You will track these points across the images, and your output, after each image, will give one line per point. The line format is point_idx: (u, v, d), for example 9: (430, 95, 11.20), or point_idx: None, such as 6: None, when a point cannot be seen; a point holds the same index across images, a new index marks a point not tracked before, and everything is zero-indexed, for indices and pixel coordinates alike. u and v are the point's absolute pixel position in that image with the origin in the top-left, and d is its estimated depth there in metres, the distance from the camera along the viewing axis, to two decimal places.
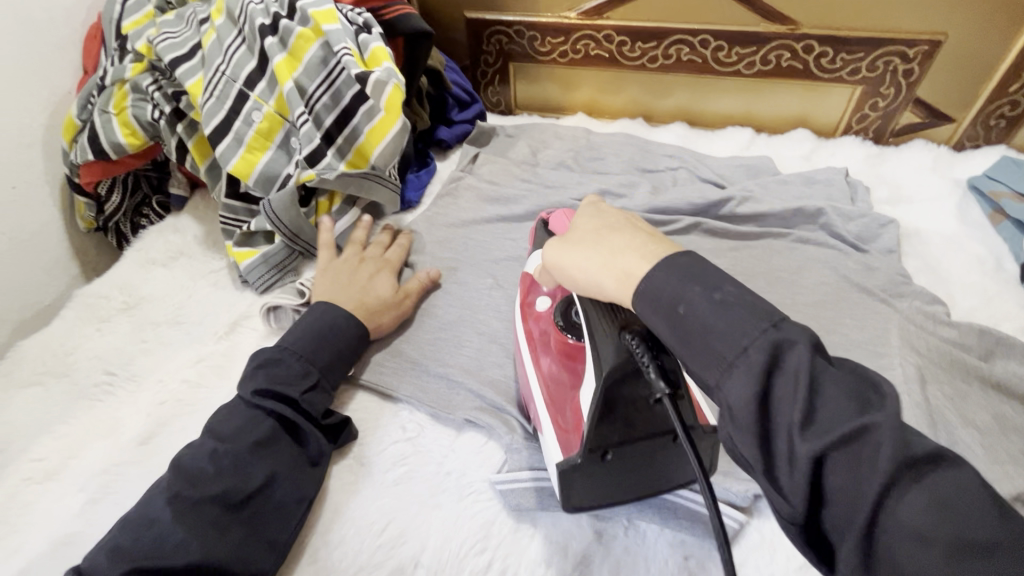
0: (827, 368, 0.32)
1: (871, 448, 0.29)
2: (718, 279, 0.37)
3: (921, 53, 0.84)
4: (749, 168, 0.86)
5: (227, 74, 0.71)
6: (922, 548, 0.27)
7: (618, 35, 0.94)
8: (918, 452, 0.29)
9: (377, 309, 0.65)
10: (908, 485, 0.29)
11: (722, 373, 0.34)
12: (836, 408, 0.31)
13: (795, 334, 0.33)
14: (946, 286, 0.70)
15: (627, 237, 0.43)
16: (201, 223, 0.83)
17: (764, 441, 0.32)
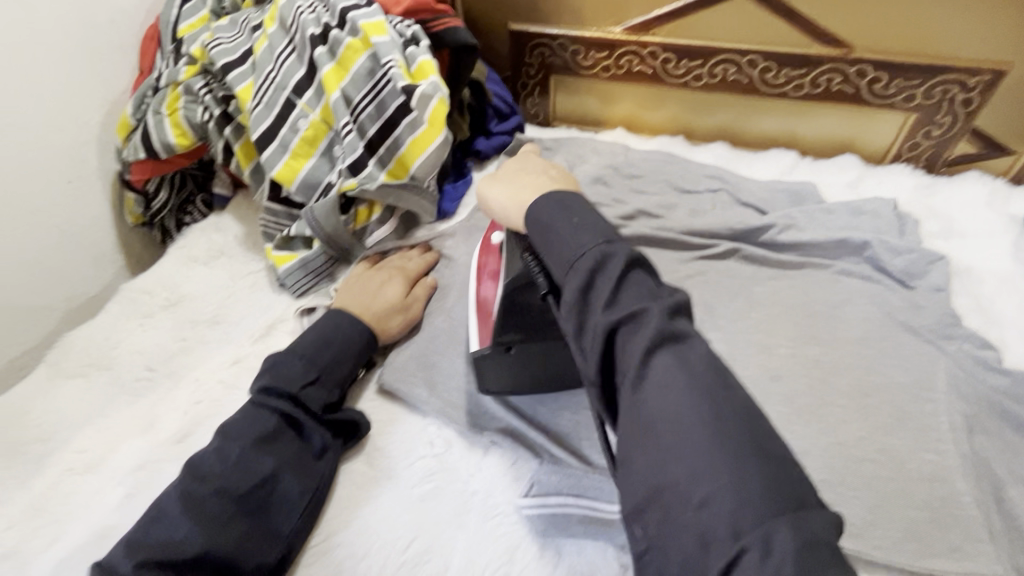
0: (637, 275, 0.43)
1: (645, 324, 0.40)
2: (582, 208, 0.48)
3: (983, 83, 0.81)
4: (793, 193, 0.84)
5: (276, 82, 0.73)
6: (666, 393, 0.38)
7: (663, 52, 0.92)
8: (678, 332, 0.40)
9: (386, 314, 0.67)
10: (669, 354, 0.39)
11: (564, 261, 0.45)
12: (631, 293, 0.42)
13: (618, 248, 0.44)
14: (999, 330, 0.67)
15: (539, 178, 0.56)
16: (242, 223, 0.85)
17: (580, 321, 0.42)
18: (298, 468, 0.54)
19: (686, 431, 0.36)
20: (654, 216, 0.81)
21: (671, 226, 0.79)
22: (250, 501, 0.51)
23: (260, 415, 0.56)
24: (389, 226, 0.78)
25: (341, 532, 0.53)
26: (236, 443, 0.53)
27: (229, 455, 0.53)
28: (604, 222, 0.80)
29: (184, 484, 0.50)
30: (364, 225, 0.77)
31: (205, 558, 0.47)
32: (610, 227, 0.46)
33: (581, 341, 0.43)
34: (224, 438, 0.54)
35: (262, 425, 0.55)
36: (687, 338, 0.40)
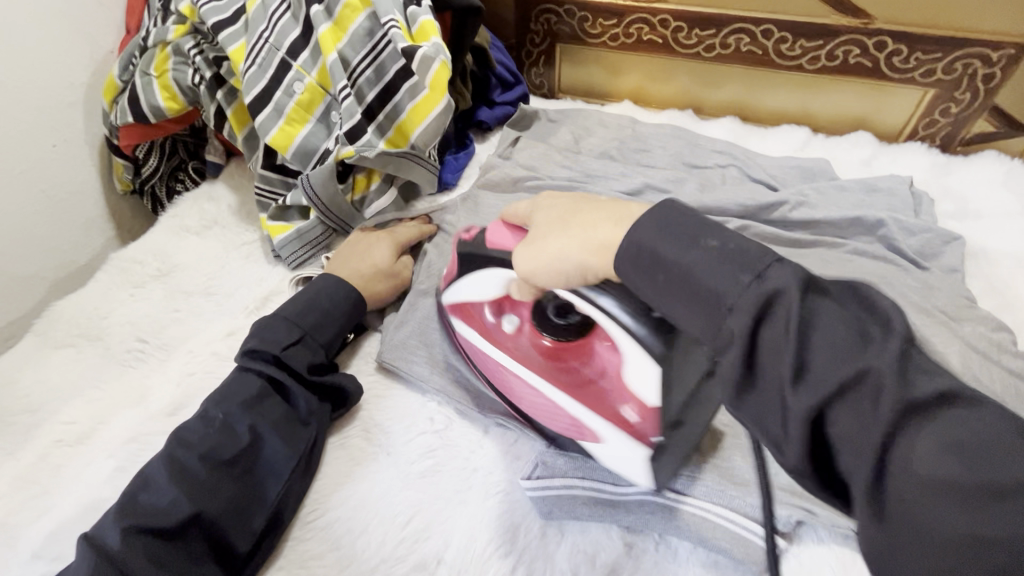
0: (822, 304, 0.31)
1: (871, 392, 0.28)
2: (700, 229, 0.36)
3: (1005, 58, 0.78)
4: (805, 170, 0.81)
5: (270, 42, 0.69)
6: (938, 491, 0.26)
7: (674, 20, 0.89)
8: (925, 390, 0.28)
9: (377, 277, 0.67)
10: (919, 427, 0.27)
11: (714, 332, 0.34)
12: (832, 354, 0.29)
13: (779, 286, 0.32)
14: (1014, 313, 0.65)
15: (603, 210, 0.44)
16: (236, 192, 0.82)
17: (751, 368, 0.32)
18: (282, 433, 0.52)
19: (995, 524, 0.24)
20: (662, 191, 0.79)
21: (680, 201, 0.76)
22: (238, 466, 0.50)
23: (245, 377, 0.55)
24: (388, 196, 0.75)
25: (339, 508, 0.52)
26: (225, 408, 0.52)
27: (217, 422, 0.51)
28: (610, 196, 0.77)
29: (170, 452, 0.49)
30: (362, 195, 0.75)
31: (198, 519, 0.47)
32: (741, 241, 0.35)
33: (770, 431, 0.31)
34: (209, 405, 0.53)
35: (249, 392, 0.54)
36: (925, 388, 0.28)
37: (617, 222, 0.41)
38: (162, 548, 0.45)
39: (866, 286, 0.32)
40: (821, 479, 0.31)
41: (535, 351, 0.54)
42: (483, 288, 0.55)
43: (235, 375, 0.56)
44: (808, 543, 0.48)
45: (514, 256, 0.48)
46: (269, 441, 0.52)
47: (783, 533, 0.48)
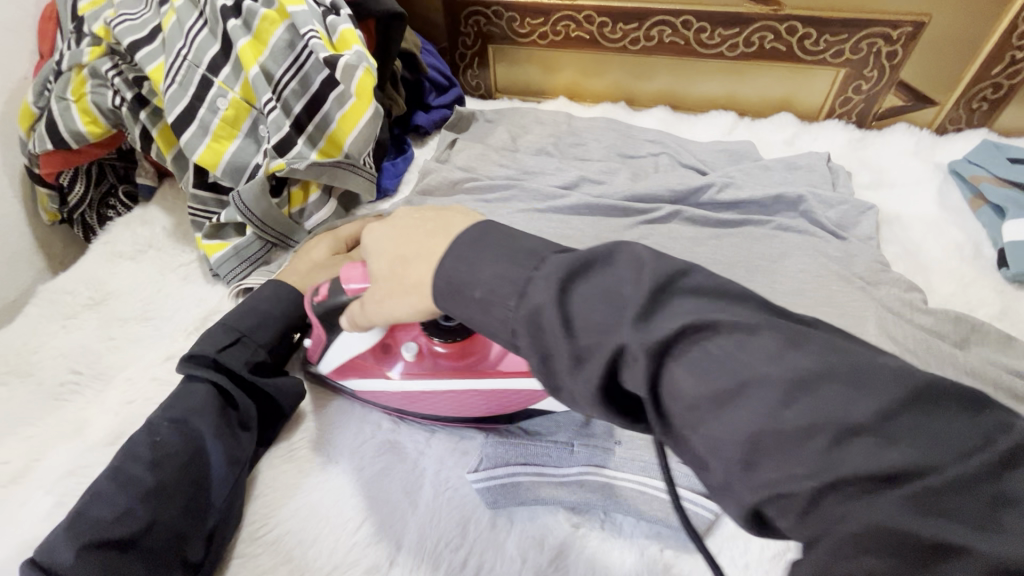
0: (580, 286, 0.33)
1: (631, 356, 0.31)
2: (510, 238, 0.37)
3: (905, 35, 0.82)
4: (732, 153, 0.84)
5: (189, 59, 0.68)
6: (704, 408, 0.29)
7: (599, 16, 0.91)
8: (666, 330, 0.30)
9: (313, 271, 0.66)
10: (671, 361, 0.30)
11: (513, 342, 0.36)
12: (590, 322, 0.32)
13: (540, 298, 0.33)
14: (925, 273, 0.69)
15: (427, 246, 0.41)
16: (170, 214, 0.81)
17: (545, 361, 0.34)
18: (222, 437, 0.52)
19: (733, 421, 0.28)
20: (596, 182, 0.81)
21: (614, 191, 0.79)
22: (191, 473, 0.49)
23: (190, 385, 0.55)
24: (328, 207, 0.76)
25: (290, 520, 0.52)
26: (168, 415, 0.52)
27: (157, 430, 0.51)
28: (547, 190, 0.79)
29: (113, 468, 0.48)
30: (300, 208, 0.74)
31: (153, 530, 0.46)
32: (524, 248, 0.36)
33: (582, 408, 0.34)
34: (153, 414, 0.52)
35: (187, 393, 0.54)
36: (663, 327, 0.30)
37: (428, 260, 0.40)
38: (119, 561, 0.44)
39: (624, 244, 0.35)
40: (632, 421, 0.34)
41: (435, 358, 0.58)
42: (359, 342, 0.57)
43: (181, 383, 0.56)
44: None
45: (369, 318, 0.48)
46: (213, 446, 0.51)
47: (722, 499, 0.50)
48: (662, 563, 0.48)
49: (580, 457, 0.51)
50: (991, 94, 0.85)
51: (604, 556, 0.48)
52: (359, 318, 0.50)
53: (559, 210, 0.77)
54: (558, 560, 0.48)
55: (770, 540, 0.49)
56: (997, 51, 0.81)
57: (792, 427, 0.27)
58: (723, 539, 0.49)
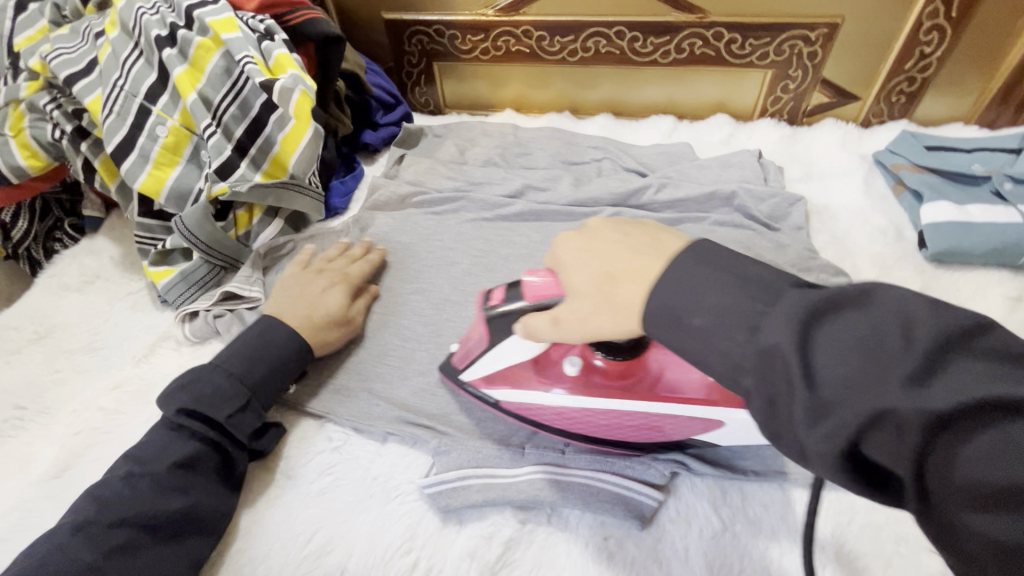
0: (821, 331, 0.31)
1: (891, 427, 0.27)
2: (727, 257, 0.35)
3: (822, 36, 0.87)
4: (671, 155, 0.88)
5: (126, 89, 0.69)
6: (980, 502, 0.26)
7: (536, 30, 0.94)
8: (943, 407, 0.26)
9: (325, 326, 0.63)
10: (952, 441, 0.26)
11: (733, 378, 0.33)
12: (844, 378, 0.29)
13: (777, 338, 0.31)
14: (852, 258, 0.73)
15: (638, 266, 0.38)
16: (118, 243, 0.81)
17: (768, 405, 0.32)
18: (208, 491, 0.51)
19: None
20: (540, 189, 0.83)
21: (557, 197, 0.81)
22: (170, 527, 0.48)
23: (180, 441, 0.53)
24: (273, 227, 0.76)
25: (241, 539, 0.52)
26: (161, 468, 0.50)
27: (147, 484, 0.49)
28: (493, 200, 0.81)
29: (84, 518, 0.47)
30: (247, 230, 0.75)
31: None
32: (756, 279, 0.34)
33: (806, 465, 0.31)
34: (135, 466, 0.50)
35: (173, 442, 0.52)
36: (944, 397, 0.26)
37: (641, 277, 0.37)
38: None
39: (883, 285, 0.31)
40: (867, 489, 0.30)
41: (583, 378, 0.51)
42: (524, 352, 0.52)
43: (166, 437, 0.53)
44: (686, 491, 0.52)
45: (554, 331, 0.43)
46: (203, 498, 0.51)
47: (662, 486, 0.52)
48: (606, 552, 0.49)
49: (530, 457, 0.54)
50: (907, 88, 0.91)
51: (550, 551, 0.49)
52: (539, 329, 0.45)
53: (505, 218, 0.80)
54: (505, 557, 0.49)
55: (710, 523, 0.50)
56: (907, 48, 0.86)
57: None
58: (666, 524, 0.50)
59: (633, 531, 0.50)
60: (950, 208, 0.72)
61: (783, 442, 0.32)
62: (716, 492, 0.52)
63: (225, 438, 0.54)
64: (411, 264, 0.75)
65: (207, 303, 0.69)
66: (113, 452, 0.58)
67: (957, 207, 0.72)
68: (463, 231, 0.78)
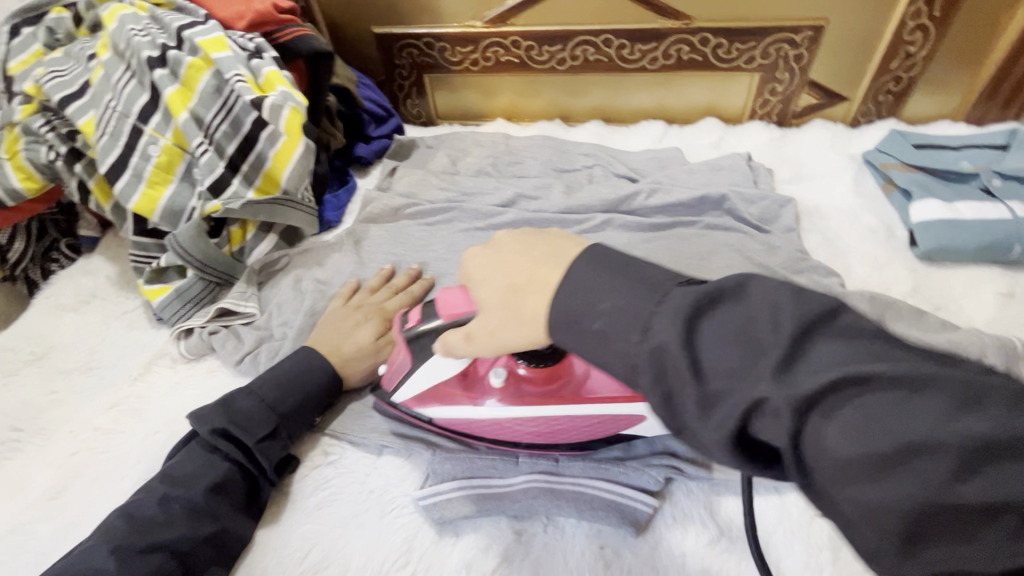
0: (709, 324, 0.33)
1: (771, 411, 0.29)
2: (634, 264, 0.37)
3: (807, 39, 0.88)
4: (662, 160, 0.88)
5: (118, 110, 0.70)
6: (852, 475, 0.27)
7: (525, 40, 0.95)
8: (810, 387, 0.28)
9: (356, 357, 0.63)
10: (819, 419, 0.28)
11: (733, 388, 0.31)
12: (726, 369, 0.31)
13: (664, 337, 0.33)
14: (843, 258, 0.73)
15: (542, 278, 0.41)
16: (114, 263, 0.81)
17: (668, 402, 0.33)
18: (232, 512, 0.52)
19: (900, 488, 0.26)
20: (532, 198, 0.84)
21: (549, 206, 0.81)
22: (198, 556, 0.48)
23: (213, 463, 0.53)
24: (268, 242, 0.77)
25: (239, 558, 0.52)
26: (194, 493, 0.51)
27: (179, 509, 0.49)
28: (485, 210, 0.82)
29: (116, 541, 0.46)
30: (241, 246, 0.76)
31: None
32: (647, 279, 0.36)
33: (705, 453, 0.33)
34: (169, 489, 0.51)
35: (206, 462, 0.53)
36: (809, 380, 0.29)
37: (544, 291, 0.40)
38: None
39: (754, 278, 0.34)
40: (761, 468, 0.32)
41: (512, 388, 0.53)
42: (449, 366, 0.53)
43: (200, 460, 0.53)
44: (680, 496, 0.52)
45: (472, 347, 0.46)
46: (233, 525, 0.51)
47: (657, 493, 0.52)
48: (602, 560, 0.49)
49: (524, 465, 0.54)
50: (894, 87, 0.91)
51: (545, 561, 0.49)
52: (455, 346, 0.47)
53: (498, 227, 0.80)
54: (501, 569, 0.49)
55: (705, 528, 0.50)
56: (892, 48, 0.87)
57: (969, 504, 0.25)
58: (661, 530, 0.50)
59: (629, 539, 0.50)
60: (940, 206, 0.72)
61: (686, 434, 0.34)
62: (711, 497, 0.52)
63: (253, 463, 0.55)
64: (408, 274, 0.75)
65: (203, 319, 0.70)
66: (110, 471, 0.59)
67: (946, 205, 0.72)
68: (456, 241, 0.78)
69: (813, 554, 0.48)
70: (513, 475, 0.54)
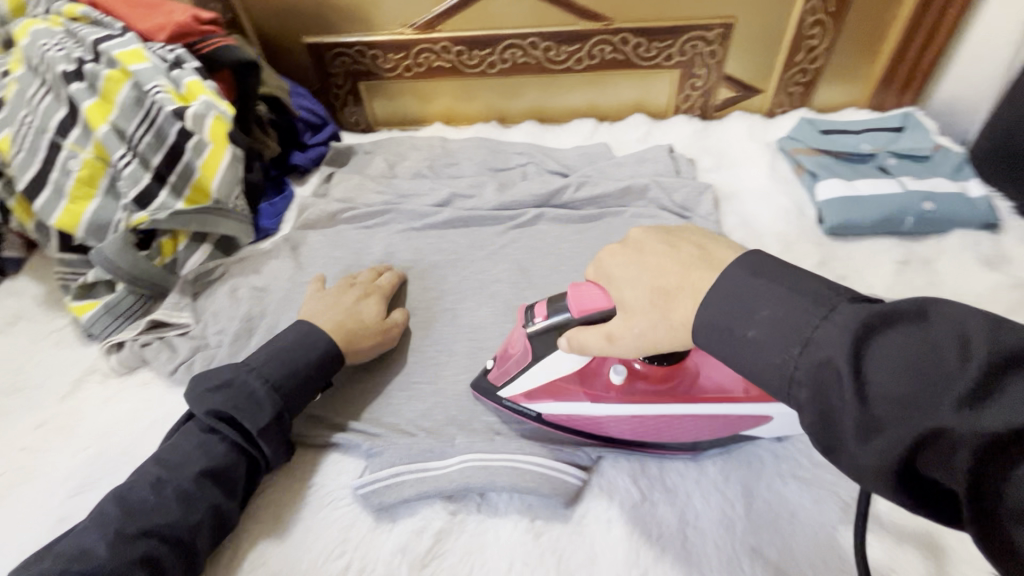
0: (880, 344, 0.29)
1: (948, 448, 0.26)
2: (784, 269, 0.35)
3: (719, 35, 0.93)
4: (591, 155, 0.92)
5: (35, 126, 0.69)
6: None
7: (454, 45, 0.98)
8: (999, 426, 0.25)
9: (362, 333, 0.63)
10: (1013, 462, 0.25)
11: (787, 393, 0.33)
12: (899, 396, 0.28)
13: (827, 351, 0.30)
14: (759, 238, 0.78)
15: (688, 279, 0.39)
16: (42, 282, 0.79)
17: (823, 420, 0.31)
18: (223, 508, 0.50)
19: None
20: (467, 197, 0.86)
21: (483, 203, 0.84)
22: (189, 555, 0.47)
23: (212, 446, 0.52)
24: (201, 252, 0.76)
25: None
26: (184, 479, 0.49)
27: (172, 493, 0.48)
28: (421, 210, 0.84)
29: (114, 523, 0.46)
30: (173, 257, 0.75)
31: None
32: (808, 291, 0.33)
33: (857, 478, 0.30)
34: (162, 473, 0.49)
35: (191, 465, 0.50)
36: (997, 416, 0.25)
37: (695, 297, 0.38)
38: None
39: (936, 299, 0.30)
40: (921, 506, 0.29)
41: (637, 382, 0.51)
42: (570, 363, 0.51)
43: (197, 444, 0.52)
44: (609, 469, 0.55)
45: (593, 345, 0.44)
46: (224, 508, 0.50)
47: (586, 466, 0.55)
48: (533, 533, 0.51)
49: (460, 447, 0.56)
50: (802, 78, 0.98)
51: (477, 538, 0.51)
52: (593, 344, 0.44)
53: (434, 227, 0.82)
54: (436, 548, 0.51)
55: (629, 495, 0.53)
56: (796, 42, 0.93)
57: None
58: (589, 501, 0.53)
59: (559, 510, 0.53)
60: (840, 184, 0.79)
61: (835, 456, 0.31)
62: (637, 468, 0.55)
63: (254, 446, 0.53)
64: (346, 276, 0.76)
65: (134, 331, 0.69)
66: (38, 491, 0.58)
67: (846, 184, 0.79)
68: (394, 242, 0.80)
69: (726, 508, 0.51)
70: (457, 459, 0.55)
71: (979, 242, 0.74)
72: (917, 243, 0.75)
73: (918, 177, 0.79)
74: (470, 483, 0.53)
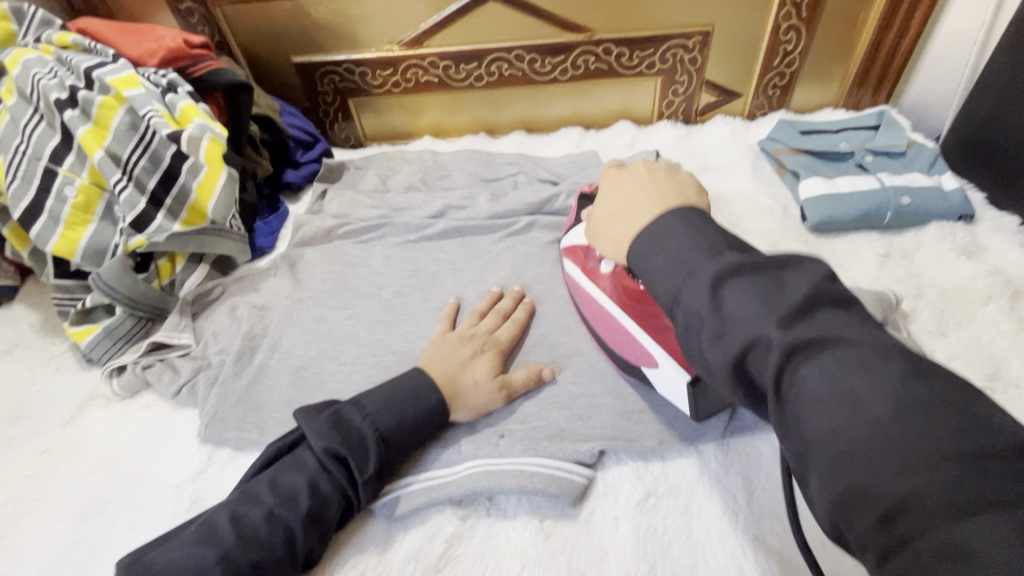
0: (738, 275, 0.36)
1: (767, 353, 0.33)
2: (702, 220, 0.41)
3: (698, 43, 0.96)
4: (580, 163, 0.94)
5: (29, 154, 0.69)
6: (816, 411, 0.31)
7: (441, 60, 0.99)
8: (803, 338, 0.32)
9: (474, 390, 0.59)
10: (806, 363, 0.32)
11: (667, 310, 0.39)
12: (744, 313, 0.34)
13: (700, 281, 0.37)
14: (747, 236, 0.80)
15: (635, 208, 0.47)
16: (37, 309, 0.79)
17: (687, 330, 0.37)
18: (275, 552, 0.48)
19: (854, 423, 0.29)
20: (460, 207, 0.87)
21: (477, 213, 0.85)
22: None
23: (322, 484, 0.52)
24: (198, 273, 0.76)
25: None
26: (296, 517, 0.49)
27: (282, 528, 0.49)
28: (415, 223, 0.85)
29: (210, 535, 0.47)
30: (171, 278, 0.75)
31: None
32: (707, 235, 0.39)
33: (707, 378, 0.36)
34: (275, 505, 0.50)
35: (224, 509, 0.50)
36: (805, 332, 0.32)
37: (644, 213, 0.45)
38: None
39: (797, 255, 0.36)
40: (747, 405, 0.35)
41: (619, 290, 0.60)
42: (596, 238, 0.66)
43: (307, 481, 0.51)
44: (613, 466, 0.56)
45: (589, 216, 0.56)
46: (314, 543, 0.50)
47: (590, 465, 0.56)
48: (544, 533, 0.52)
49: (467, 454, 0.57)
50: (780, 82, 1.01)
51: (489, 541, 0.52)
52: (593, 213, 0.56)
53: (430, 239, 0.83)
54: (449, 553, 0.51)
55: (634, 490, 0.54)
56: (772, 47, 0.97)
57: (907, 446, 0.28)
58: (595, 499, 0.54)
59: (566, 510, 0.54)
60: (822, 182, 0.81)
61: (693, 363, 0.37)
62: (639, 464, 0.56)
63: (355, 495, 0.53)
64: (344, 291, 0.77)
65: (135, 354, 0.69)
66: (46, 517, 0.57)
67: (827, 181, 0.81)
68: (391, 255, 0.81)
69: (727, 499, 0.52)
70: (463, 465, 0.56)
71: (955, 232, 0.77)
72: (897, 236, 0.78)
73: (895, 173, 0.82)
74: (480, 487, 0.54)
